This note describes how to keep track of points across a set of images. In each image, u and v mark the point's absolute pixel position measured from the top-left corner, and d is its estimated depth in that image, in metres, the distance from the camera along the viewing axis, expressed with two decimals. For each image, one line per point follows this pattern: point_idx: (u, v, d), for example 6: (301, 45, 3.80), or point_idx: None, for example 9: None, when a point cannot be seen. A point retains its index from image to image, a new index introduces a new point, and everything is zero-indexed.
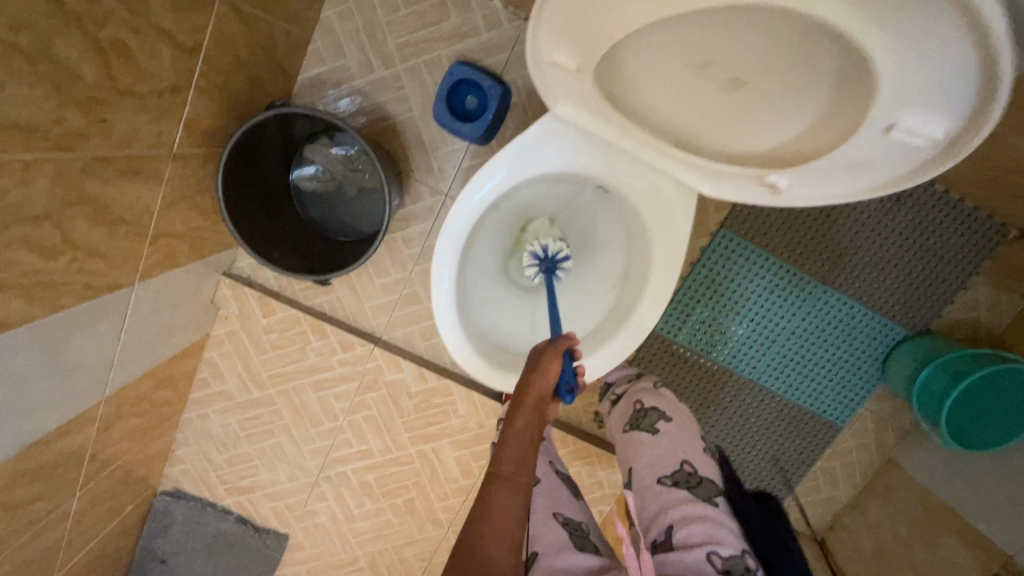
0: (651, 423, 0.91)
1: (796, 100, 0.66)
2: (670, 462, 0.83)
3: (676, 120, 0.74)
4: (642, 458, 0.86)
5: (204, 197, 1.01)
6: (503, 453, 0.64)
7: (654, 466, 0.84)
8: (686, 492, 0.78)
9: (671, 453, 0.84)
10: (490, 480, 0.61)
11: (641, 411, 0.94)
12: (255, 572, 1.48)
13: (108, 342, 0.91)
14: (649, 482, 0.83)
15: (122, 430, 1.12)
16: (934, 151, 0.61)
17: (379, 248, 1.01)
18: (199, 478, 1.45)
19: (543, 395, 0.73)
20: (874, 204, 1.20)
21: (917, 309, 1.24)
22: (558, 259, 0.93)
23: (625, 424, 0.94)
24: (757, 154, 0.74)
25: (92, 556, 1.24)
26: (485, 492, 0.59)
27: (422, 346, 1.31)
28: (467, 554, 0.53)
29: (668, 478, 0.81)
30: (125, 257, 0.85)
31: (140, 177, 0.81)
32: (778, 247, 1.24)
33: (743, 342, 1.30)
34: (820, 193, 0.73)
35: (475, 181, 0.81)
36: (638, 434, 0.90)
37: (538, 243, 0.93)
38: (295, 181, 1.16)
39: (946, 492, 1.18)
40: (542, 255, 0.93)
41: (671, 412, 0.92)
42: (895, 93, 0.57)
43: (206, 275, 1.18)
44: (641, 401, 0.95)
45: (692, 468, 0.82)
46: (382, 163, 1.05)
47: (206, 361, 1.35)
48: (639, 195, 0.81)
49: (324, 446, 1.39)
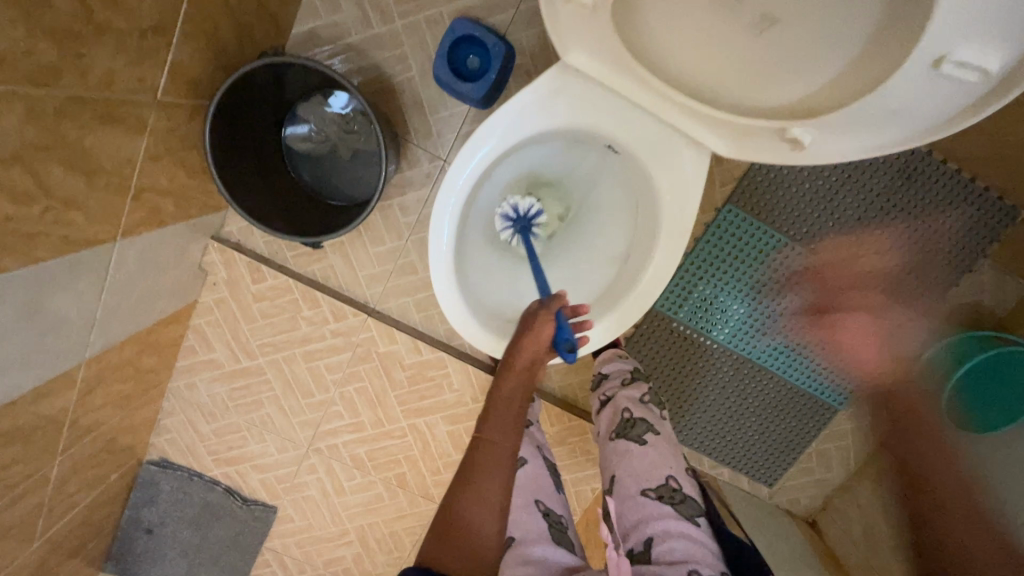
0: (639, 433, 0.91)
1: (831, 44, 0.61)
2: (656, 476, 0.85)
3: (697, 69, 0.70)
4: (627, 467, 0.88)
5: (191, 153, 0.97)
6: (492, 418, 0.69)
7: (639, 477, 0.86)
8: (670, 507, 0.80)
9: (657, 465, 0.86)
10: (478, 443, 0.67)
11: (630, 420, 0.94)
12: (242, 544, 1.46)
13: (90, 302, 0.87)
14: (632, 492, 0.84)
15: (106, 396, 1.09)
16: (985, 86, 0.57)
17: (373, 212, 0.97)
18: (187, 448, 1.43)
19: (534, 356, 0.76)
20: (883, 179, 1.17)
21: (922, 290, 1.22)
22: (530, 216, 0.90)
23: (612, 432, 0.95)
24: (781, 105, 0.70)
25: (75, 524, 1.21)
26: (472, 454, 0.66)
27: (417, 318, 1.28)
28: (452, 511, 0.62)
29: (652, 491, 0.83)
30: (107, 211, 0.81)
31: (122, 125, 0.76)
32: (782, 222, 1.21)
33: (744, 321, 1.28)
34: (845, 147, 0.69)
35: (477, 137, 0.77)
36: (626, 443, 0.91)
37: (506, 204, 0.89)
38: (287, 141, 1.12)
39: None
40: (514, 215, 0.89)
41: (659, 425, 0.93)
42: (950, 22, 0.52)
43: (193, 238, 1.14)
44: (630, 410, 0.95)
45: (676, 484, 0.84)
46: (380, 122, 1.00)
47: (194, 329, 1.31)
48: (649, 157, 0.77)
49: (315, 418, 1.36)
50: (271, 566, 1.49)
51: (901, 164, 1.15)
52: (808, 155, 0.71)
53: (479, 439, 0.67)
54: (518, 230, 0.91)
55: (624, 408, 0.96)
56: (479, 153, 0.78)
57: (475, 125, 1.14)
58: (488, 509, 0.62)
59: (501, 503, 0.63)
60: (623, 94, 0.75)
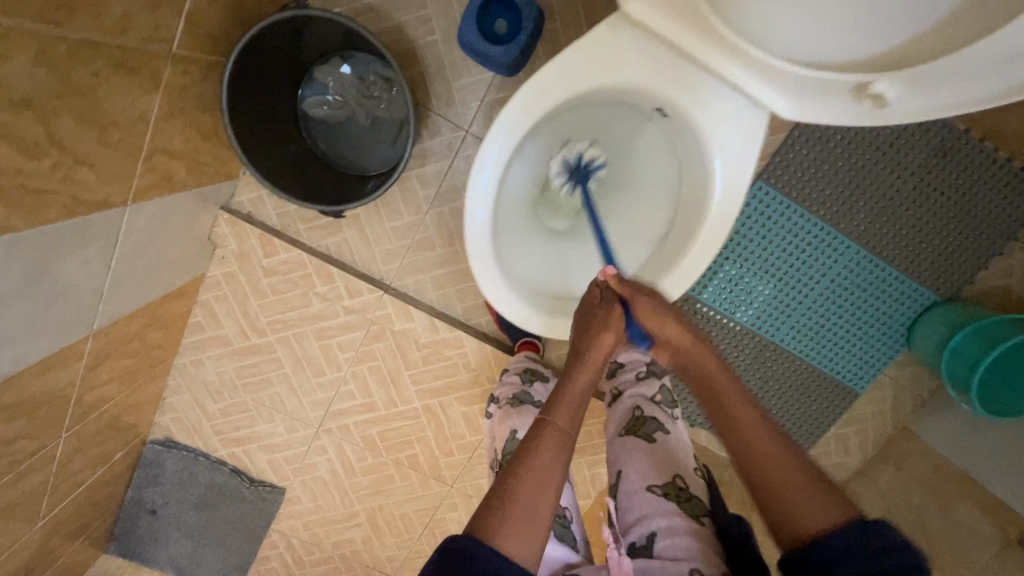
0: (649, 431, 0.89)
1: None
2: (663, 473, 0.81)
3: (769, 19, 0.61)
4: (634, 462, 0.84)
5: (206, 115, 0.92)
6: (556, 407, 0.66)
7: (645, 473, 0.82)
8: (676, 504, 0.75)
9: (665, 462, 0.82)
10: (540, 428, 0.63)
11: (640, 418, 0.91)
12: (249, 526, 1.43)
13: (100, 270, 0.82)
14: (637, 487, 0.81)
15: (112, 371, 1.04)
16: None
17: (399, 180, 0.94)
18: (192, 428, 1.39)
19: (604, 355, 0.71)
20: (919, 156, 1.13)
21: (951, 272, 1.19)
22: (592, 167, 0.87)
23: (620, 428, 0.92)
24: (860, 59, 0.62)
25: (78, 503, 1.17)
26: (534, 438, 0.62)
27: (433, 296, 1.24)
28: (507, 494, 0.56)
29: (658, 487, 0.78)
30: (119, 171, 0.76)
31: (137, 76, 0.72)
32: (813, 201, 1.18)
33: (769, 302, 1.24)
34: (927, 102, 0.63)
35: (516, 98, 0.71)
36: (634, 439, 0.88)
37: (570, 151, 0.86)
38: (302, 105, 1.06)
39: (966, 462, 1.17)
40: (575, 164, 0.86)
41: (669, 425, 0.90)
42: None
43: (203, 208, 1.09)
44: (641, 407, 0.92)
45: (684, 483, 0.79)
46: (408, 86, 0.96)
47: (201, 305, 1.26)
48: (703, 121, 0.72)
49: (326, 397, 1.32)
50: (278, 548, 1.46)
51: (939, 140, 1.12)
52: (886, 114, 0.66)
53: (544, 425, 0.63)
54: (575, 180, 0.88)
55: (635, 405, 0.93)
56: (520, 116, 0.72)
57: (500, 94, 1.10)
58: (541, 503, 0.57)
59: (554, 503, 0.58)
60: (679, 49, 0.69)
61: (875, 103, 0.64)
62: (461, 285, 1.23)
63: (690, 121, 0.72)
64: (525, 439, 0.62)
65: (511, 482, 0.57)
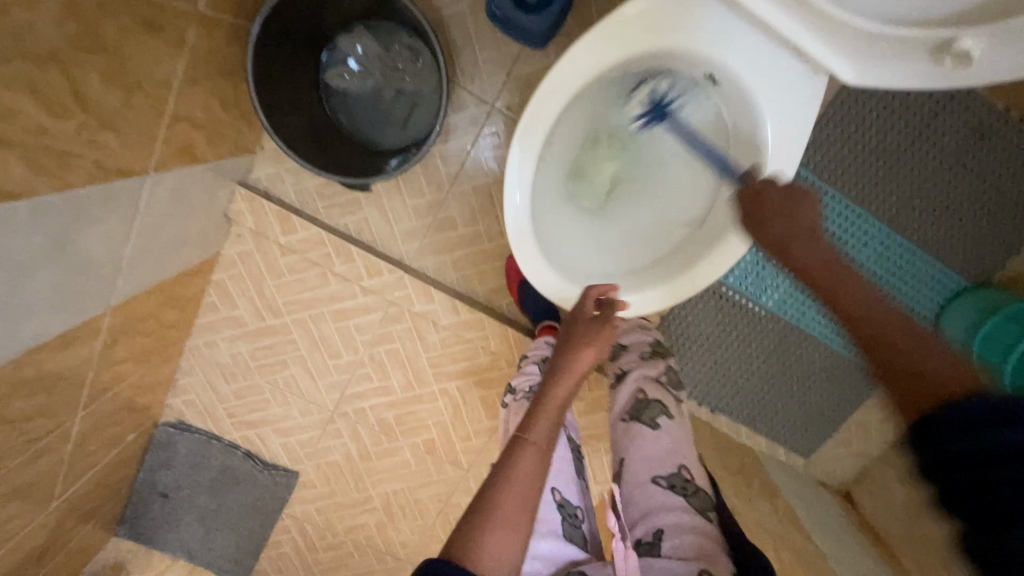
0: (652, 416, 0.84)
1: None
2: (668, 464, 0.78)
3: None
4: (637, 451, 0.81)
5: (228, 85, 0.94)
6: (534, 421, 0.65)
7: (650, 464, 0.78)
8: (682, 499, 0.73)
9: (670, 453, 0.79)
10: (517, 445, 0.61)
11: (644, 401, 0.87)
12: (262, 511, 1.41)
13: (120, 242, 0.80)
14: (641, 479, 0.78)
15: (128, 349, 1.01)
16: None
17: (432, 147, 0.95)
18: (205, 410, 1.36)
19: (582, 371, 0.71)
20: (956, 137, 1.10)
21: (980, 258, 1.15)
22: (671, 101, 0.78)
23: (623, 412, 0.88)
24: (931, 19, 0.61)
25: (92, 485, 1.15)
26: (511, 455, 0.60)
27: (454, 278, 1.22)
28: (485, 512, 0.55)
29: (664, 480, 0.76)
30: (141, 135, 0.76)
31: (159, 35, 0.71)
32: (847, 182, 1.14)
33: (795, 286, 1.20)
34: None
35: (554, 73, 0.68)
36: (637, 425, 0.84)
37: (648, 85, 0.77)
38: (325, 75, 1.06)
39: None
40: (654, 99, 0.78)
41: (673, 408, 0.86)
42: None
43: (221, 183, 1.06)
44: (644, 390, 0.88)
45: (689, 474, 0.77)
46: (439, 52, 0.95)
47: (216, 284, 1.23)
48: (752, 89, 0.69)
49: (342, 380, 1.30)
50: (291, 532, 1.44)
51: (977, 121, 1.08)
52: (976, 75, 0.60)
53: (520, 441, 0.62)
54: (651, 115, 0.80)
55: (638, 388, 0.89)
56: (558, 91, 0.69)
57: (529, 67, 1.07)
58: (517, 518, 0.55)
59: (529, 520, 0.56)
60: (738, 11, 0.65)
61: (958, 65, 0.60)
62: (482, 266, 1.21)
63: (741, 92, 0.70)
64: (502, 456, 0.61)
65: (486, 500, 0.55)
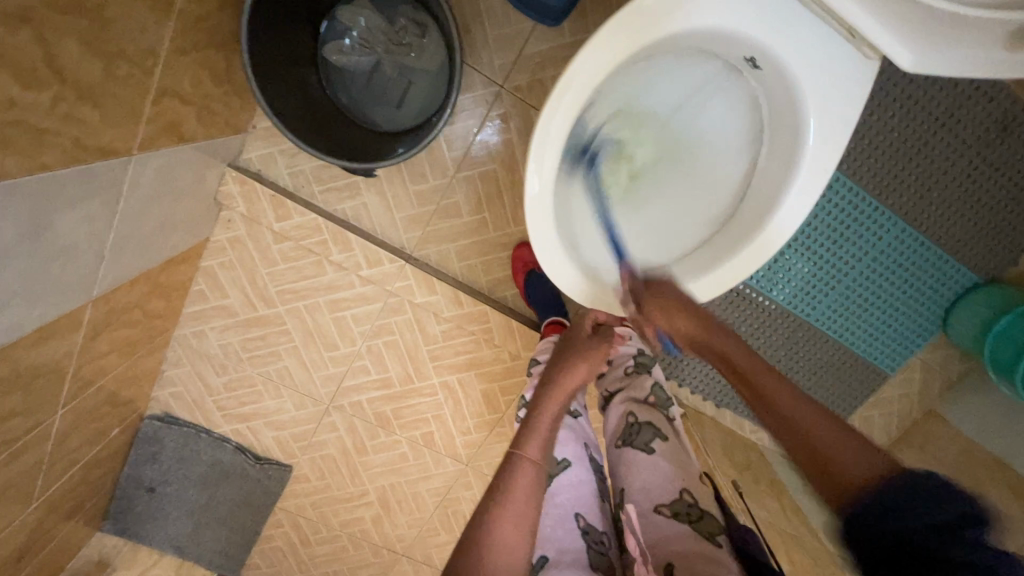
0: (645, 440, 0.79)
1: None
2: (668, 490, 0.71)
3: None
4: (636, 480, 0.75)
5: (219, 55, 0.88)
6: (532, 436, 0.70)
7: (649, 493, 0.72)
8: (688, 526, 0.65)
9: (669, 478, 0.73)
10: (516, 462, 0.66)
11: (634, 427, 0.82)
12: (254, 506, 1.35)
13: (101, 229, 0.74)
14: (645, 509, 0.71)
15: (111, 342, 0.95)
16: None
17: (445, 124, 0.89)
18: (193, 403, 1.30)
19: (573, 384, 0.81)
20: (978, 129, 1.02)
21: (994, 253, 1.09)
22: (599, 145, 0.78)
23: (616, 440, 0.84)
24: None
25: (74, 482, 1.09)
26: (510, 471, 0.65)
27: (457, 268, 1.17)
28: (482, 522, 0.59)
29: (666, 508, 0.69)
30: (125, 111, 0.69)
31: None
32: (869, 172, 1.06)
33: (803, 282, 1.13)
34: None
35: (589, 50, 0.62)
36: (631, 452, 0.79)
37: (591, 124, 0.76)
38: (323, 49, 1.00)
39: (995, 444, 1.09)
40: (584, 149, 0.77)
41: (667, 430, 0.80)
42: None
43: (210, 164, 0.99)
44: (634, 413, 0.84)
45: (692, 498, 0.69)
46: (449, 18, 0.89)
47: (204, 271, 1.16)
48: (794, 73, 0.64)
49: (338, 372, 1.24)
50: (283, 526, 1.40)
51: (1001, 113, 1.01)
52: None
53: (518, 457, 0.66)
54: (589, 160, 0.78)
55: (628, 412, 0.85)
56: (591, 67, 0.62)
57: (540, 47, 1.02)
58: (517, 533, 0.59)
59: (529, 536, 0.60)
60: None
61: None
62: (486, 256, 1.16)
63: (787, 76, 0.65)
64: (501, 472, 0.65)
65: (487, 519, 0.59)
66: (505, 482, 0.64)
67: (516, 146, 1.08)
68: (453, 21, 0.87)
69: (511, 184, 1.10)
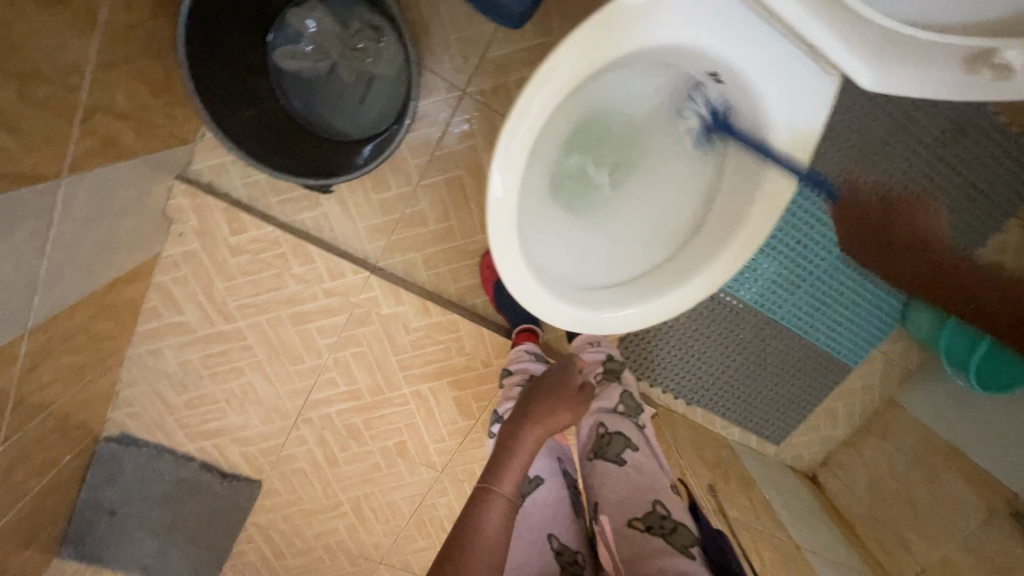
0: (616, 451, 0.79)
1: None
2: (641, 502, 0.70)
3: None
4: (609, 493, 0.74)
5: (155, 65, 0.85)
6: (506, 470, 0.68)
7: (624, 506, 0.71)
8: (661, 540, 0.64)
9: (640, 490, 0.72)
10: (487, 495, 0.65)
11: (605, 437, 0.81)
12: (221, 526, 1.30)
13: (32, 257, 0.69)
14: (619, 524, 0.70)
15: (55, 369, 0.89)
16: None
17: (404, 137, 0.86)
18: (154, 422, 1.24)
19: (554, 428, 0.76)
20: (934, 131, 1.04)
21: (951, 249, 1.11)
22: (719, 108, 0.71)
23: (587, 451, 0.83)
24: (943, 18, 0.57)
25: (27, 512, 1.03)
26: (482, 505, 0.64)
27: (424, 276, 1.14)
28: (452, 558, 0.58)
29: (640, 522, 0.68)
30: (47, 135, 0.66)
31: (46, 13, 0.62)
32: (832, 171, 1.07)
33: (771, 279, 1.13)
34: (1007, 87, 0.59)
35: (552, 61, 0.59)
36: (602, 464, 0.78)
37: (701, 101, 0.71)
38: (273, 55, 0.95)
39: (949, 432, 1.12)
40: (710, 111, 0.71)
41: (637, 440, 0.80)
42: None
43: (154, 180, 0.94)
44: (604, 423, 0.83)
45: (665, 510, 0.68)
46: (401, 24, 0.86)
47: (157, 288, 1.10)
48: (756, 82, 0.63)
49: (305, 386, 1.20)
50: (255, 541, 1.36)
51: (954, 115, 1.03)
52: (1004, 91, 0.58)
53: (492, 493, 0.65)
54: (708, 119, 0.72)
55: (597, 422, 0.84)
56: (554, 81, 0.60)
57: (503, 50, 0.99)
58: (488, 567, 0.58)
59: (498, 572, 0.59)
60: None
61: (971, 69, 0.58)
62: (454, 263, 1.13)
63: (749, 89, 0.64)
64: (472, 506, 0.64)
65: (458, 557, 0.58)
66: (476, 518, 0.62)
67: (480, 151, 1.05)
68: (405, 26, 0.84)
69: (477, 191, 1.07)
